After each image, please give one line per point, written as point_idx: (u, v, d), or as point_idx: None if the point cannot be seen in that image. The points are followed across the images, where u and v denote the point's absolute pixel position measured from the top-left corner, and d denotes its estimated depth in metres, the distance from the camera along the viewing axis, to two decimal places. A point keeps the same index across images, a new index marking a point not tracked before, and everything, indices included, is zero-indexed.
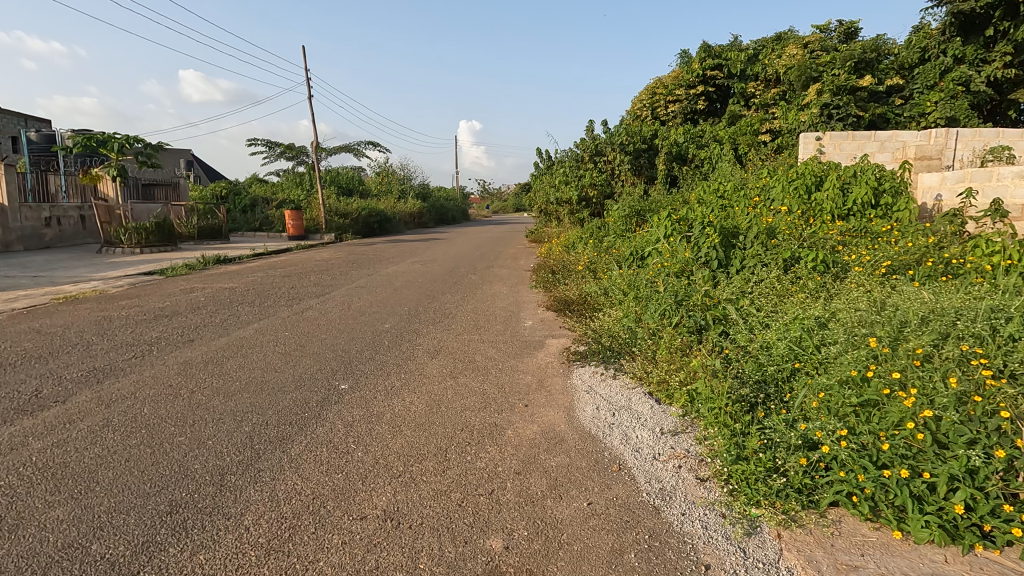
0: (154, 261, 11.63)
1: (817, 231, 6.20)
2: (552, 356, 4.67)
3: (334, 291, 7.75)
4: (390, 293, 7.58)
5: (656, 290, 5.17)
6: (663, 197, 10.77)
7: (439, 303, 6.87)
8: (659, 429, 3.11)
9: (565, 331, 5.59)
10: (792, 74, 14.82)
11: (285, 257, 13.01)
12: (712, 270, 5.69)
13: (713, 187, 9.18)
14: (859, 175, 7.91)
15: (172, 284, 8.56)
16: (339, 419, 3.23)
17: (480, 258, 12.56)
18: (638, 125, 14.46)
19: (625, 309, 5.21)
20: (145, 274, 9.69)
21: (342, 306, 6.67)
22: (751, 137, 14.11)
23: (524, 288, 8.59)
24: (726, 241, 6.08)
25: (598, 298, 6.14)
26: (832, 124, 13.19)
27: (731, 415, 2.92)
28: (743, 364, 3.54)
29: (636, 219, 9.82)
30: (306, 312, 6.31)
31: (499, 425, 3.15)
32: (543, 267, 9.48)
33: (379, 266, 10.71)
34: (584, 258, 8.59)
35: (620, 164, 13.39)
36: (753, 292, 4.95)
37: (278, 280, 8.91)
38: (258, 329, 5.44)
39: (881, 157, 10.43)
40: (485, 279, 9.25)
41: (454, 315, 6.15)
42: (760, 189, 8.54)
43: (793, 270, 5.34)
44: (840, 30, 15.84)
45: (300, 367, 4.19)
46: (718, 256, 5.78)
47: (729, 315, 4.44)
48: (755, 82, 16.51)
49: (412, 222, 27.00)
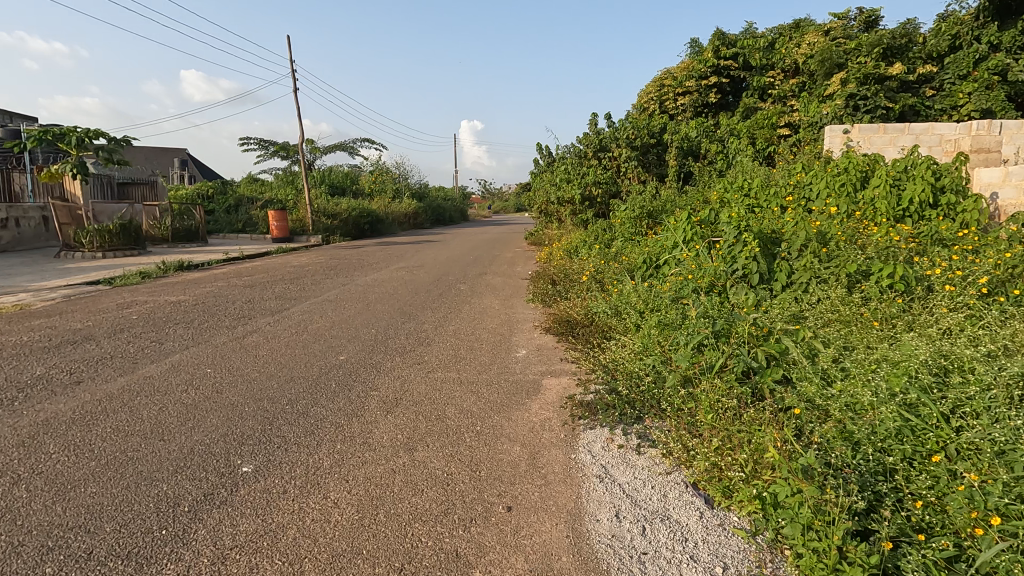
0: (109, 267, 10.44)
1: (876, 235, 5.05)
2: (549, 406, 3.48)
3: (295, 307, 6.56)
4: (360, 310, 6.39)
5: (686, 315, 4.06)
6: (677, 196, 9.59)
7: (415, 324, 5.67)
8: (723, 570, 1.94)
9: (569, 364, 4.41)
10: (814, 63, 13.67)
11: (259, 261, 11.83)
12: (752, 287, 4.60)
13: (738, 185, 8.00)
14: (912, 171, 6.74)
15: (112, 297, 7.39)
16: (212, 542, 2.04)
17: (473, 263, 11.41)
18: (646, 119, 13.31)
19: (644, 338, 4.09)
20: (89, 284, 8.51)
21: (296, 329, 5.46)
22: (769, 130, 12.92)
23: (519, 301, 7.41)
24: (767, 249, 4.93)
25: (608, 319, 4.98)
26: (859, 117, 12.02)
27: (851, 562, 1.80)
28: (836, 445, 2.42)
29: (647, 221, 8.67)
30: (248, 337, 5.11)
31: (464, 560, 1.97)
32: (541, 276, 8.31)
33: (358, 274, 9.53)
34: (589, 267, 7.44)
35: (625, 160, 12.31)
36: (811, 320, 3.88)
37: (236, 291, 7.73)
38: (173, 365, 4.24)
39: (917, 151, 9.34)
40: (474, 290, 8.07)
41: (431, 342, 4.96)
42: (794, 187, 7.35)
43: (861, 288, 4.21)
44: (860, 17, 14.62)
45: (200, 432, 3.00)
46: (760, 268, 4.67)
47: (789, 357, 3.35)
48: (772, 73, 15.29)
49: (407, 223, 25.85)
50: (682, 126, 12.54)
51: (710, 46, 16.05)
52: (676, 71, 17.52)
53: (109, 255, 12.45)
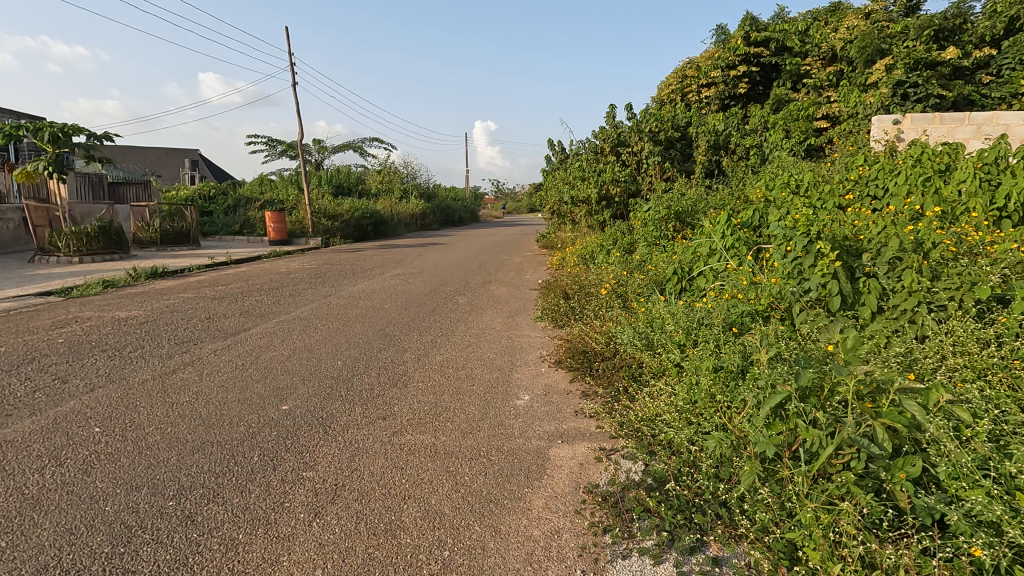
0: (75, 275, 9.43)
1: (985, 238, 3.90)
2: (561, 504, 2.34)
3: (256, 328, 5.48)
4: (332, 332, 5.29)
5: (754, 358, 2.93)
6: (707, 195, 8.41)
7: (394, 355, 4.55)
8: None
9: (586, 421, 3.26)
10: (853, 50, 12.49)
11: (245, 267, 10.81)
12: (831, 317, 3.48)
13: (784, 182, 6.81)
14: (1005, 163, 5.48)
15: (54, 313, 6.38)
16: None
17: (477, 269, 10.26)
18: (669, 110, 12.07)
19: (693, 392, 2.99)
20: (41, 296, 7.52)
21: (244, 360, 4.38)
22: (804, 123, 11.71)
23: (524, 319, 6.29)
24: (848, 261, 3.77)
25: (637, 353, 3.85)
26: (909, 106, 10.73)
27: None
28: None
29: (675, 223, 7.48)
30: (178, 373, 4.02)
31: None
32: (553, 286, 7.19)
33: (346, 284, 8.43)
34: (609, 277, 6.29)
35: (647, 156, 11.08)
36: (936, 372, 2.75)
37: (197, 306, 6.68)
38: (54, 420, 3.16)
39: (975, 146, 8.19)
40: (474, 304, 6.96)
41: (407, 383, 3.83)
42: (854, 184, 6.14)
43: (996, 321, 3.04)
44: (901, 0, 13.22)
45: (6, 565, 1.90)
46: (842, 290, 3.55)
47: (925, 435, 2.22)
48: (807, 61, 14.03)
49: (414, 224, 24.82)
50: (709, 119, 11.33)
51: (739, 33, 14.60)
52: (700, 61, 16.28)
53: (85, 260, 11.55)
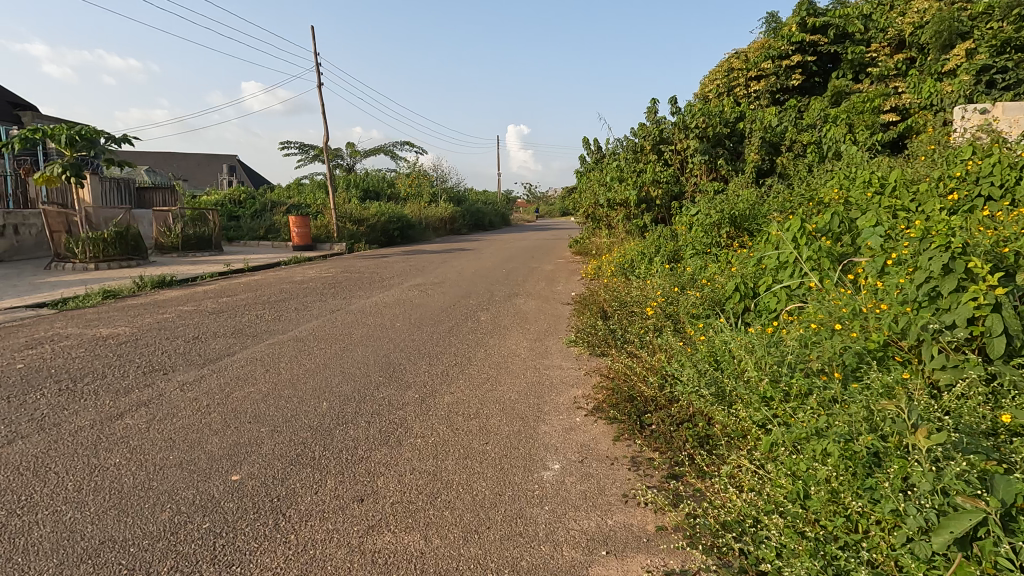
0: (81, 283, 8.93)
1: None
2: None
3: (243, 352, 4.72)
4: (328, 360, 4.47)
5: (907, 439, 1.94)
6: (764, 197, 7.32)
7: (394, 394, 3.68)
8: None
9: (640, 512, 2.31)
10: (926, 35, 11.14)
11: (259, 275, 10.20)
12: (995, 368, 2.44)
13: (866, 179, 5.69)
14: None
15: (35, 330, 5.76)
16: None
17: (504, 279, 9.39)
18: (716, 103, 10.93)
19: (805, 485, 2.03)
20: (34, 308, 6.99)
21: (213, 399, 3.58)
22: (872, 115, 10.41)
23: (555, 342, 5.36)
24: (1009, 285, 2.70)
25: (705, 406, 2.87)
26: (996, 94, 9.41)
27: None
28: None
29: (731, 228, 6.43)
30: (124, 418, 3.25)
31: None
32: (587, 303, 6.23)
33: (358, 296, 7.67)
34: (656, 293, 5.29)
35: (692, 154, 9.99)
36: None
37: (190, 322, 5.98)
38: None
39: None
40: (498, 322, 6.07)
41: (403, 442, 2.95)
42: (960, 181, 4.99)
43: None
44: None
45: None
46: (1006, 327, 2.51)
47: None
48: (870, 49, 12.64)
49: (442, 228, 24.15)
50: (763, 113, 10.19)
51: (794, 19, 13.29)
52: (748, 53, 15.01)
53: (101, 266, 11.15)
